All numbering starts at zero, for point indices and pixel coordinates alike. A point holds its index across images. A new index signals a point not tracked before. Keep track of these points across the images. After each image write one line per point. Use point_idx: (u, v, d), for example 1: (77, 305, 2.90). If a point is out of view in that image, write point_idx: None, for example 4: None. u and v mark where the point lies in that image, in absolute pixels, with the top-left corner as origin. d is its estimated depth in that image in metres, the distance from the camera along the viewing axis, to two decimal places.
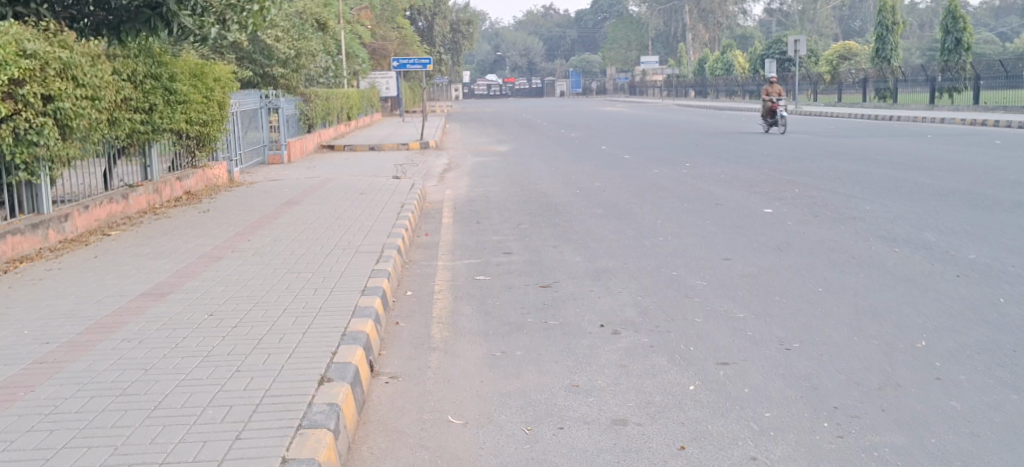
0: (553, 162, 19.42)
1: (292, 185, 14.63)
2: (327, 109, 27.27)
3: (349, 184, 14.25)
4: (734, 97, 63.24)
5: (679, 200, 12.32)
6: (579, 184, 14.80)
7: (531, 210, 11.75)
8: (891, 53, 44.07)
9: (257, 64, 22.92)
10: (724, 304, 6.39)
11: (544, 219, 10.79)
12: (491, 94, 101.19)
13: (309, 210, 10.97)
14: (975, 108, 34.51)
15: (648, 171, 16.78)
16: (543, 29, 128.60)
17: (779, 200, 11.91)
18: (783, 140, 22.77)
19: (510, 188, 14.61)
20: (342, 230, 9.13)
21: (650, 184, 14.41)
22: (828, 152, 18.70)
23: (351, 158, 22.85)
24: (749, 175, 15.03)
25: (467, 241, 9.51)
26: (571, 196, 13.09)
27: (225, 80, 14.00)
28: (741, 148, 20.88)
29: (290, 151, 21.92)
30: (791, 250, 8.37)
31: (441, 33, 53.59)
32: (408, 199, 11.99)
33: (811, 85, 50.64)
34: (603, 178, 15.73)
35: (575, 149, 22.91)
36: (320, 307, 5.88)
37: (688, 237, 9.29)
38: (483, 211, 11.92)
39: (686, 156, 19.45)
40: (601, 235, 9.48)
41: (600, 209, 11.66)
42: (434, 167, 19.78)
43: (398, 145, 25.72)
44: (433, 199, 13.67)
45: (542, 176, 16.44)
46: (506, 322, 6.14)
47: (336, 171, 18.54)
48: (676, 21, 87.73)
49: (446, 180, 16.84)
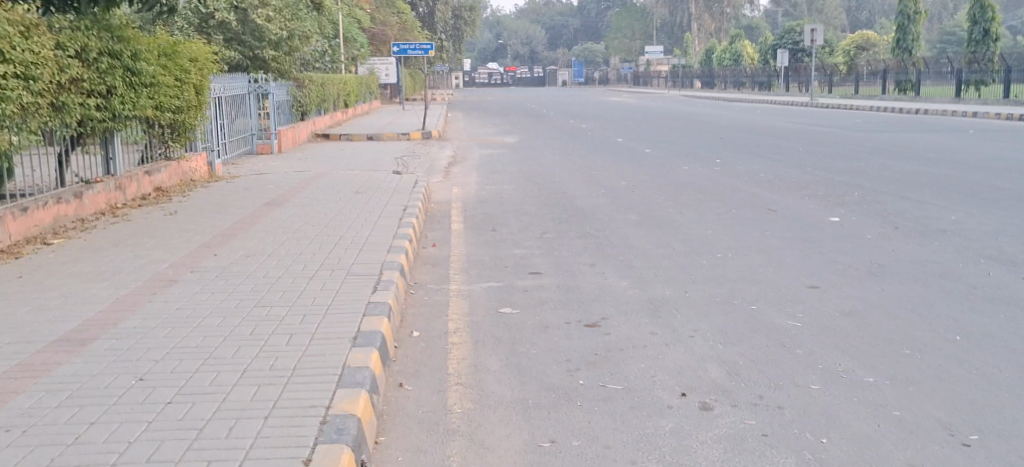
0: (568, 156, 17.79)
1: (279, 181, 12.95)
2: (321, 95, 25.61)
3: (342, 180, 12.60)
4: (743, 88, 61.72)
5: (723, 204, 10.70)
6: (604, 183, 13.18)
7: (556, 214, 10.14)
8: (913, 44, 42.81)
9: (246, 47, 21.14)
10: (838, 360, 4.80)
11: (571, 228, 9.17)
12: (492, 83, 99.39)
13: (294, 211, 9.32)
14: (1006, 102, 33.36)
15: (676, 168, 15.17)
16: (545, 18, 126.82)
17: (841, 205, 10.32)
18: (814, 135, 21.17)
19: (526, 187, 13.01)
20: (331, 243, 7.48)
21: (684, 185, 12.78)
22: (870, 149, 17.15)
23: (348, 148, 21.21)
24: (793, 175, 13.46)
25: (483, 256, 7.87)
26: (597, 198, 11.47)
27: (203, 61, 12.23)
28: (772, 143, 19.28)
29: (281, 140, 20.28)
30: (888, 274, 6.77)
31: (443, 19, 51.87)
32: (411, 201, 10.36)
33: (827, 77, 49.42)
34: (627, 176, 14.10)
35: (591, 142, 21.29)
36: (294, 368, 4.27)
37: (751, 253, 7.68)
38: (498, 215, 10.30)
39: (715, 151, 17.84)
40: (644, 251, 7.86)
41: (634, 214, 10.04)
42: (438, 160, 18.16)
43: (398, 135, 24.06)
44: (438, 198, 12.04)
45: (559, 173, 14.82)
46: (550, 385, 4.53)
47: (331, 164, 16.90)
48: (683, 10, 85.98)
49: (453, 175, 15.23)
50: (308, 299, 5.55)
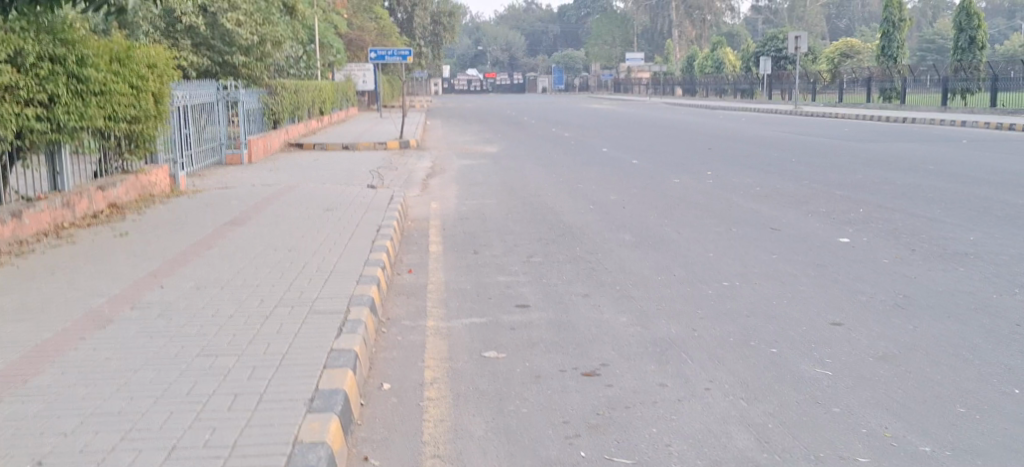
0: (552, 167, 17.09)
1: (244, 195, 12.13)
2: (295, 102, 24.80)
3: (312, 195, 11.82)
4: (724, 95, 61.39)
5: (722, 222, 10.01)
6: (590, 197, 12.48)
7: (544, 234, 9.41)
8: (898, 51, 42.62)
9: (216, 52, 20.59)
10: (884, 422, 4.09)
11: (561, 250, 8.44)
12: (472, 90, 98.68)
13: (257, 232, 8.52)
14: (992, 110, 33.17)
15: (666, 181, 14.50)
16: (525, 24, 126.40)
17: (847, 224, 9.69)
18: (804, 145, 20.58)
19: (509, 201, 12.31)
20: (294, 271, 6.71)
21: (676, 199, 12.09)
22: (865, 160, 16.61)
23: (322, 158, 20.40)
24: (790, 189, 12.84)
25: (464, 285, 7.11)
26: (586, 215, 10.75)
27: (163, 68, 11.41)
28: (761, 153, 18.69)
29: (252, 150, 19.43)
30: (917, 307, 6.09)
31: (422, 25, 51.12)
32: (386, 218, 9.62)
33: (810, 84, 49.22)
34: (616, 189, 13.40)
35: (575, 152, 20.61)
36: (232, 444, 3.51)
37: (760, 281, 6.97)
38: (480, 234, 9.56)
39: (704, 162, 17.19)
40: (642, 278, 7.14)
41: (627, 233, 9.34)
42: (416, 171, 17.40)
43: (375, 144, 23.27)
44: (416, 214, 11.30)
45: (544, 185, 14.10)
46: (546, 458, 3.79)
47: (303, 176, 16.10)
48: (663, 16, 85.72)
49: (433, 188, 14.48)
50: (259, 345, 4.77)
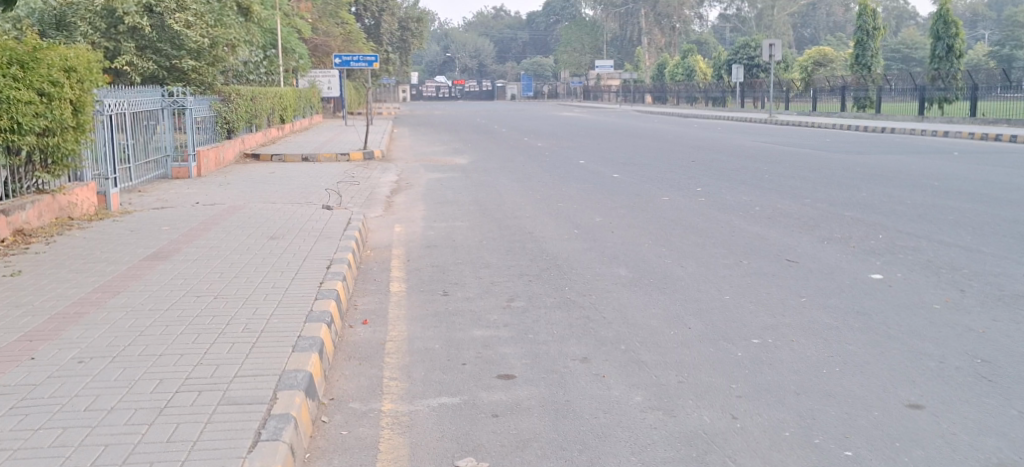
0: (528, 183, 15.73)
1: (180, 217, 10.65)
2: (252, 110, 23.22)
3: (257, 218, 10.38)
4: (695, 104, 60.48)
5: (729, 252, 8.69)
6: (574, 220, 11.13)
7: (525, 269, 8.04)
8: (872, 60, 41.79)
9: (163, 56, 19.01)
10: None
11: (549, 292, 7.07)
12: (439, 97, 97.18)
13: (181, 271, 7.07)
14: (972, 120, 32.36)
15: (655, 199, 13.20)
16: (493, 31, 125.14)
17: (874, 255, 8.44)
18: (792, 157, 19.40)
19: (482, 224, 10.97)
20: (215, 329, 5.30)
21: (670, 223, 10.78)
22: (864, 175, 15.46)
23: (277, 171, 18.87)
24: (795, 210, 11.62)
25: (432, 344, 5.71)
26: (571, 244, 9.39)
27: (84, 71, 9.92)
28: (749, 168, 17.46)
29: (202, 162, 17.86)
30: (1008, 379, 4.80)
31: (388, 30, 49.54)
32: (339, 249, 8.21)
33: (783, 93, 48.37)
34: (601, 210, 12.06)
35: (549, 165, 19.26)
36: None
37: (798, 338, 5.66)
38: (451, 268, 8.16)
39: (692, 177, 15.93)
40: (653, 333, 5.81)
41: (623, 268, 7.99)
42: (378, 186, 15.96)
43: (337, 155, 21.74)
44: (376, 240, 9.88)
45: (520, 204, 12.75)
46: None
47: (254, 193, 14.61)
48: (633, 23, 84.82)
49: (397, 207, 13.04)
50: None
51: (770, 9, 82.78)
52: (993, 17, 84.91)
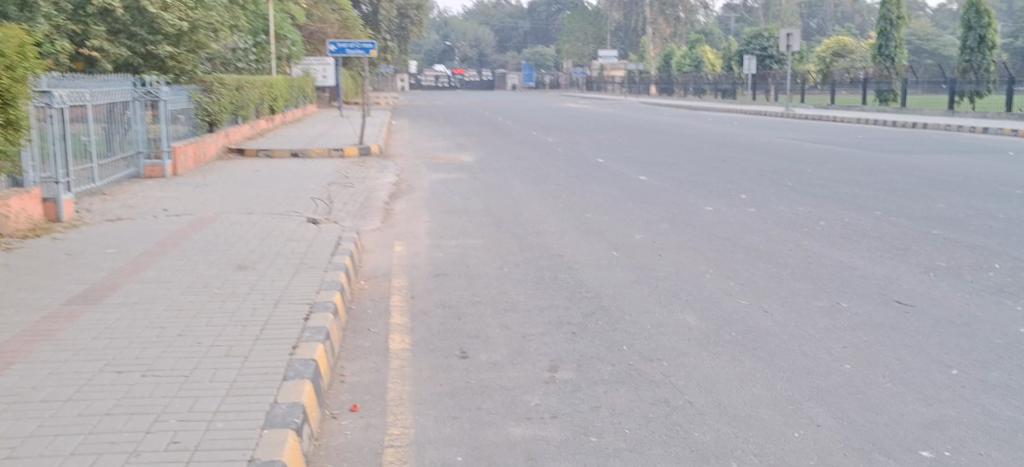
0: (546, 187, 13.94)
1: (136, 230, 8.86)
2: (239, 99, 21.37)
3: (224, 234, 8.52)
4: (703, 96, 58.72)
5: (817, 289, 6.93)
6: (608, 238, 9.35)
7: (563, 315, 6.27)
8: (895, 51, 39.90)
9: (137, 41, 17.24)
10: None
11: (603, 354, 5.31)
12: (439, 87, 95.43)
13: (107, 326, 5.26)
14: (1007, 115, 30.62)
15: (697, 209, 11.42)
16: (494, 20, 123.01)
17: (1004, 294, 6.68)
18: (833, 158, 17.59)
19: (500, 242, 9.21)
20: (126, 446, 3.60)
21: (726, 243, 9.01)
22: (926, 179, 13.72)
23: (264, 169, 17.10)
24: (868, 226, 9.87)
25: (453, 453, 3.97)
26: (615, 274, 7.62)
27: (13, 54, 8.02)
28: (789, 170, 15.68)
29: (178, 160, 16.13)
30: None
31: (388, 18, 47.53)
32: (326, 285, 6.44)
33: (799, 85, 46.60)
34: (638, 224, 10.27)
35: (565, 164, 17.48)
36: None
37: (985, 450, 3.95)
38: (468, 313, 6.38)
39: (730, 182, 14.17)
40: (770, 438, 4.08)
41: (690, 313, 6.22)
42: (376, 189, 14.17)
43: (330, 151, 19.93)
44: (371, 265, 8.10)
45: (542, 216, 10.97)
46: None
47: (234, 197, 12.83)
48: (637, 13, 83.06)
49: (396, 217, 11.25)
50: None
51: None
52: (1003, 9, 83.24)
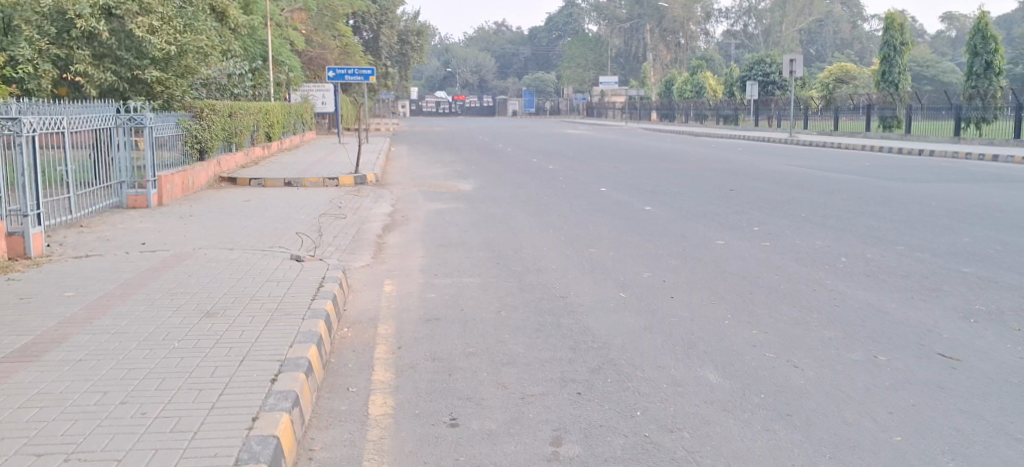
0: (547, 219, 13.30)
1: (104, 268, 8.18)
2: (231, 126, 20.75)
3: (198, 272, 7.82)
4: (705, 122, 58.32)
5: (849, 338, 6.25)
6: (614, 276, 8.67)
7: (568, 371, 5.59)
8: (900, 77, 39.42)
9: (123, 66, 16.65)
10: None
11: (614, 422, 4.64)
12: (440, 113, 95.20)
13: (39, 394, 4.60)
14: (1016, 143, 30.03)
15: (707, 243, 10.75)
16: (495, 46, 123.10)
17: None
18: (845, 187, 16.95)
19: (498, 281, 8.53)
20: None
21: (742, 282, 8.34)
22: (946, 210, 13.08)
23: (255, 198, 16.46)
24: (893, 262, 9.21)
25: None
26: (624, 319, 6.95)
27: None
28: (800, 201, 15.02)
29: (164, 189, 15.47)
30: None
31: (388, 44, 46.88)
32: (301, 335, 5.76)
33: (802, 111, 46.13)
34: (646, 260, 9.61)
35: (567, 193, 16.84)
36: None
37: None
38: (460, 367, 5.70)
39: (740, 213, 13.53)
40: None
41: (711, 369, 5.54)
42: (369, 221, 13.52)
43: (324, 179, 19.29)
44: (355, 309, 7.40)
45: (543, 250, 10.30)
46: None
47: (219, 230, 12.19)
48: (638, 39, 84.82)
49: (388, 251, 10.58)
50: None
51: (777, 25, 80.58)
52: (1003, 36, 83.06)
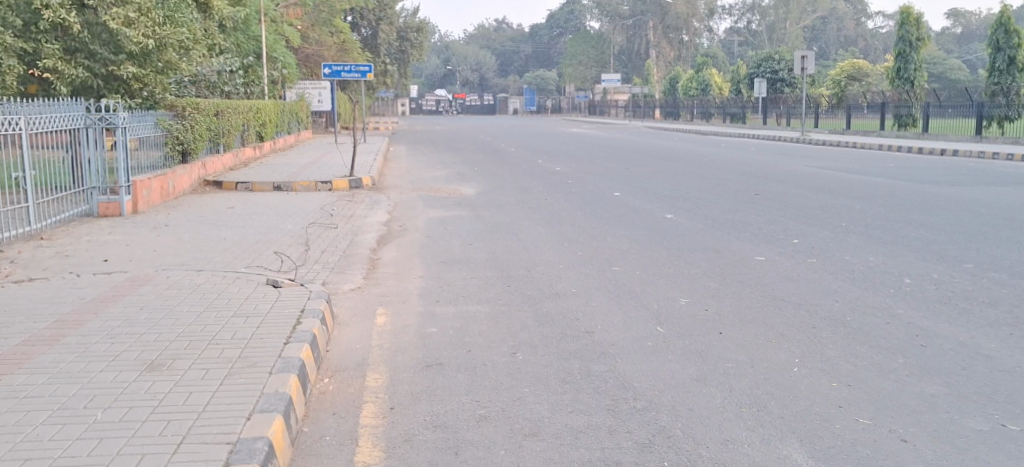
0: (560, 231, 12.04)
1: (43, 297, 6.90)
2: (218, 126, 19.47)
3: (150, 305, 6.54)
4: (710, 120, 57.04)
5: (958, 394, 5.00)
6: (646, 304, 7.41)
7: (610, 449, 4.34)
8: (915, 74, 38.12)
9: (97, 61, 15.42)
10: None
11: None
12: (440, 111, 93.85)
13: None
14: None
15: (745, 260, 9.47)
16: (495, 44, 121.86)
17: None
18: (879, 192, 15.70)
19: (512, 312, 7.25)
20: None
21: (798, 312, 7.08)
22: (1001, 219, 11.84)
23: (240, 205, 15.21)
24: (968, 285, 7.95)
25: None
26: (667, 365, 5.69)
27: None
28: (834, 208, 13.77)
29: (140, 195, 14.22)
30: None
31: (387, 41, 45.61)
32: (267, 402, 4.50)
33: (812, 109, 44.89)
34: (680, 282, 8.35)
35: (577, 199, 15.59)
36: None
37: None
38: (470, 441, 4.44)
39: (773, 223, 12.26)
40: None
41: (795, 446, 4.30)
42: (362, 231, 12.24)
43: (316, 183, 18.01)
44: (338, 350, 6.12)
45: (560, 270, 9.04)
46: None
47: (195, 244, 10.93)
48: (641, 36, 83.26)
49: (383, 270, 9.30)
50: None
51: (781, 22, 79.34)
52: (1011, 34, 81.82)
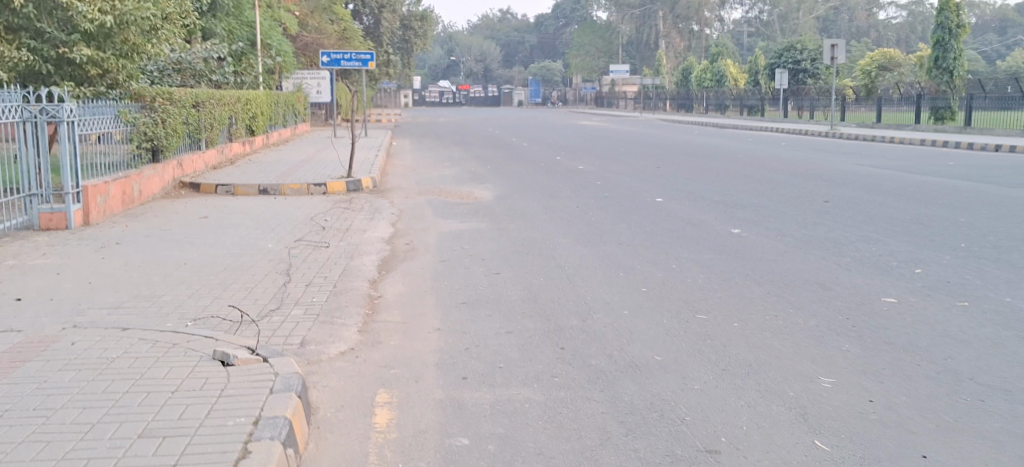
0: (607, 252, 9.65)
1: None
2: (198, 118, 17.02)
3: (13, 419, 4.15)
4: (726, 112, 54.51)
5: None
6: (774, 389, 5.04)
7: None
8: (955, 63, 34.75)
9: (46, 42, 12.95)
10: None
11: None
12: (443, 103, 91.32)
13: None
14: None
15: (872, 304, 7.05)
16: (500, 34, 119.21)
17: None
18: (972, 198, 13.26)
19: (577, 406, 4.86)
20: None
21: (1017, 406, 4.70)
22: None
23: (217, 213, 12.81)
24: None
25: None
26: None
27: None
28: (933, 220, 11.35)
29: (94, 203, 11.83)
30: None
31: (390, 29, 43.09)
32: None
33: (839, 100, 42.37)
34: (803, 344, 5.96)
35: (616, 207, 13.20)
36: None
37: None
38: None
39: (872, 243, 9.85)
40: None
41: None
42: (361, 251, 9.84)
43: (308, 185, 15.59)
44: None
45: (627, 321, 6.63)
46: None
47: (144, 273, 8.53)
48: (650, 26, 80.69)
49: (386, 316, 6.91)
50: None
51: (795, 11, 76.77)
52: None
